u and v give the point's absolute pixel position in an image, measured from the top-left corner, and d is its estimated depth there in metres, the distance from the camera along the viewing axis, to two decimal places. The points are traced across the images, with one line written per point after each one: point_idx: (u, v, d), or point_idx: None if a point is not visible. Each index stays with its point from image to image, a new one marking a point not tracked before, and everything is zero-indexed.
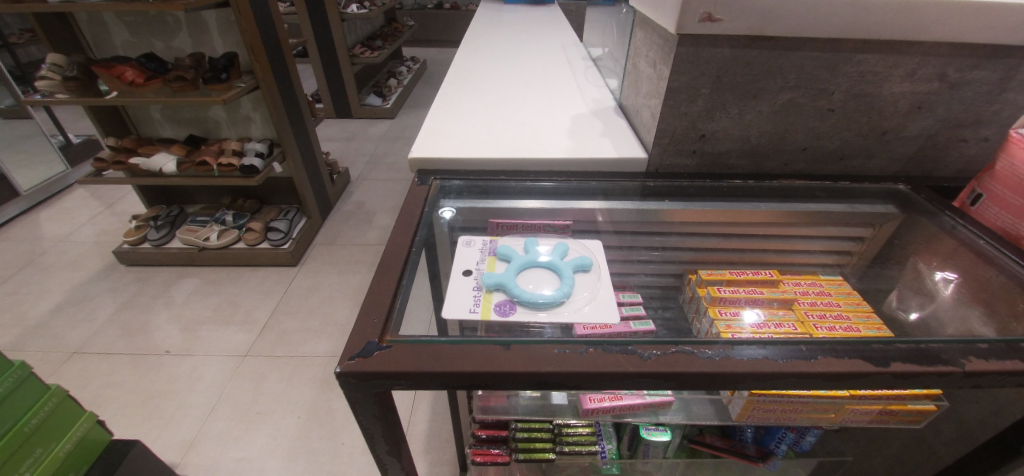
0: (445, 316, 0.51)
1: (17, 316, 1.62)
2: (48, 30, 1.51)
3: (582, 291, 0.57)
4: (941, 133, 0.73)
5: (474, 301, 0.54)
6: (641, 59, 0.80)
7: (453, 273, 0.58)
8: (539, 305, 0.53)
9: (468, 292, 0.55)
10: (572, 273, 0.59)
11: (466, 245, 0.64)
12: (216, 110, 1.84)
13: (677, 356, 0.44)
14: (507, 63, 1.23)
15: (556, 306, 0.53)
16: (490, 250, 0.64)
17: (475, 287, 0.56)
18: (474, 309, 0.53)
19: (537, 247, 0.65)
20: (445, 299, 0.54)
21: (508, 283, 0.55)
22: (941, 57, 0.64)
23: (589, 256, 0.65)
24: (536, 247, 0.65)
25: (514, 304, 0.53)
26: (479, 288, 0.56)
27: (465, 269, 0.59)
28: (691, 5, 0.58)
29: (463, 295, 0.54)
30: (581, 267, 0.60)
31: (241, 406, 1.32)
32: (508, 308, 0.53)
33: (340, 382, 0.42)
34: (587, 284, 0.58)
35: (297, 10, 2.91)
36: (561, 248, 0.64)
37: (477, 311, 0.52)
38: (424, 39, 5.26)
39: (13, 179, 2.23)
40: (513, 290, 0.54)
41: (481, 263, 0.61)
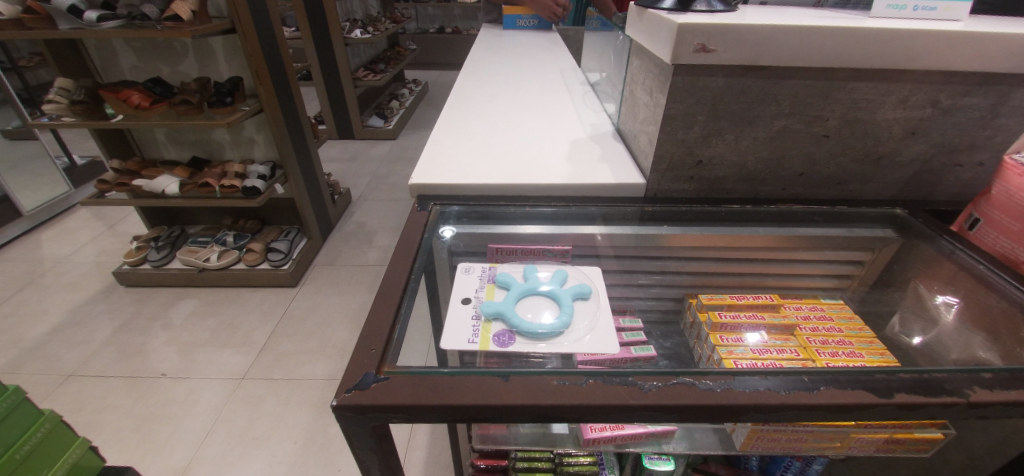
0: (444, 346, 0.50)
1: (13, 337, 1.61)
2: (58, 55, 1.54)
3: (582, 320, 0.57)
4: (935, 158, 0.74)
5: (473, 331, 0.53)
6: (638, 86, 0.82)
7: (452, 301, 0.59)
8: (537, 335, 0.53)
9: (466, 321, 0.55)
10: (571, 301, 0.59)
11: (466, 272, 0.64)
12: (220, 133, 1.87)
13: (679, 388, 0.43)
14: (506, 88, 1.26)
15: (554, 337, 0.52)
16: (489, 278, 0.64)
17: (474, 316, 0.56)
18: (473, 339, 0.52)
19: (536, 274, 0.65)
20: (444, 328, 0.54)
21: (506, 313, 0.55)
22: (933, 84, 0.65)
23: (587, 282, 0.65)
24: (535, 274, 0.65)
25: (512, 333, 0.53)
26: (478, 317, 0.56)
27: (464, 297, 0.59)
28: (685, 36, 0.59)
29: (462, 325, 0.54)
30: (580, 294, 0.60)
31: (236, 430, 1.30)
32: (507, 339, 0.52)
33: (336, 415, 0.42)
34: (588, 313, 0.58)
35: (302, 35, 2.99)
36: (560, 276, 0.64)
37: (476, 342, 0.52)
38: (427, 62, 5.38)
39: (17, 200, 2.25)
40: (512, 320, 0.54)
41: (480, 291, 0.61)
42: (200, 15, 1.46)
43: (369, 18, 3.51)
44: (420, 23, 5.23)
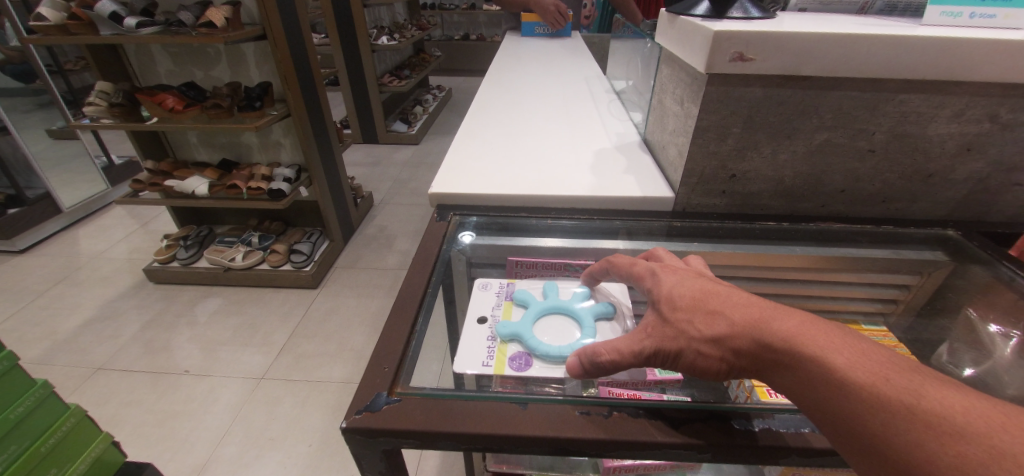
0: (457, 369, 0.48)
1: (48, 330, 1.67)
2: (99, 59, 1.61)
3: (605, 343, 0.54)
4: (991, 177, 0.68)
5: (487, 354, 0.51)
6: (667, 95, 0.79)
7: (467, 321, 0.56)
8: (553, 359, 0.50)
9: (481, 343, 0.53)
10: (592, 323, 0.56)
11: (483, 288, 0.63)
12: (249, 136, 1.92)
13: (712, 428, 0.40)
14: (529, 96, 1.24)
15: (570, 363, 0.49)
16: (506, 296, 0.61)
17: (489, 337, 0.54)
18: (488, 362, 0.50)
19: (557, 292, 0.62)
20: (458, 349, 0.52)
21: (522, 334, 0.53)
22: (992, 97, 0.60)
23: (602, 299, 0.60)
24: (555, 291, 0.62)
25: (526, 356, 0.50)
26: (494, 339, 0.53)
27: (480, 316, 0.57)
28: (722, 44, 0.56)
29: (476, 347, 0.52)
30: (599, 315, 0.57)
31: (254, 430, 1.31)
32: (523, 363, 0.50)
33: (346, 437, 0.40)
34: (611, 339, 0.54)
35: (330, 41, 3.06)
36: (582, 294, 0.61)
37: (491, 365, 0.49)
38: (451, 69, 5.43)
39: (58, 197, 2.35)
40: (529, 343, 0.52)
41: (497, 310, 0.58)
42: (234, 22, 1.51)
43: (396, 25, 3.57)
44: (446, 30, 5.31)
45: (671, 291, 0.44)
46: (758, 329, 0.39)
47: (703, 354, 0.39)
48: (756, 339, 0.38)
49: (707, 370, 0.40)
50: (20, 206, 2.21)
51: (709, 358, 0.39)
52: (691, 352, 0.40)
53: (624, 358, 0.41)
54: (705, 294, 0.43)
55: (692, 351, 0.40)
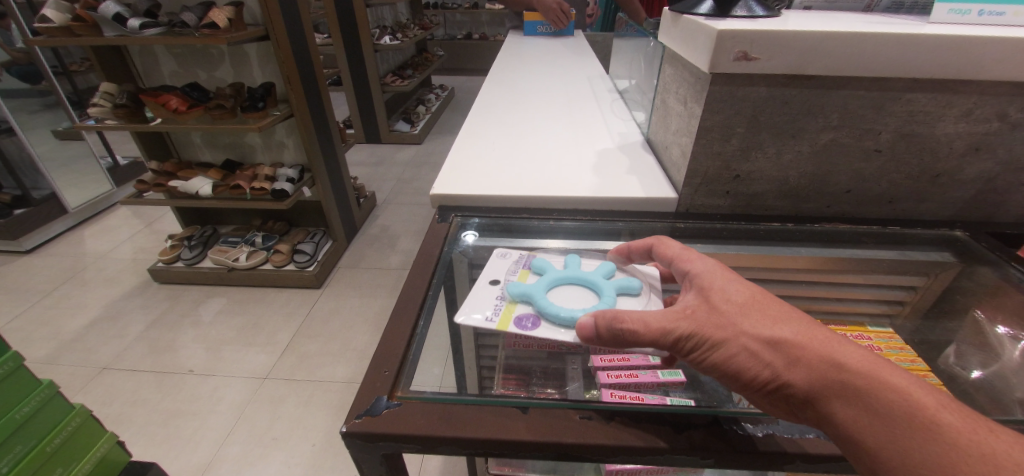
0: (457, 320, 0.50)
1: (54, 330, 1.69)
2: (104, 60, 1.62)
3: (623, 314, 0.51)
4: (1000, 177, 0.67)
5: (493, 310, 0.51)
6: (670, 95, 0.78)
7: (479, 282, 0.57)
8: (558, 320, 0.49)
9: (490, 300, 0.53)
10: (613, 294, 0.53)
11: (501, 256, 0.62)
12: (253, 136, 1.92)
13: (715, 433, 0.40)
14: (531, 96, 1.24)
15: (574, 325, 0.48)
16: (524, 264, 0.60)
17: (498, 296, 0.54)
18: (492, 317, 0.50)
19: (579, 265, 0.60)
20: (464, 304, 0.52)
21: (534, 295, 0.52)
22: (1001, 96, 0.59)
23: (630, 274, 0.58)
24: (577, 264, 0.60)
25: (533, 317, 0.50)
26: (503, 297, 0.53)
27: (493, 279, 0.57)
28: (725, 43, 0.56)
29: (484, 303, 0.52)
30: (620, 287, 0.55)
31: (258, 429, 1.31)
32: (528, 323, 0.49)
33: (346, 442, 0.40)
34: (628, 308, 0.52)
35: (333, 42, 3.06)
36: (608, 268, 0.59)
37: (495, 320, 0.49)
38: (453, 68, 5.42)
39: (64, 197, 2.37)
40: (538, 303, 0.51)
41: (511, 274, 0.58)
42: (236, 23, 1.51)
43: (398, 25, 3.58)
44: (448, 29, 5.31)
45: (723, 286, 0.44)
46: (804, 343, 0.38)
47: (751, 349, 0.39)
48: (799, 351, 0.38)
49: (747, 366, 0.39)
50: (26, 206, 2.23)
51: (744, 357, 0.39)
52: (727, 349, 0.39)
53: (652, 333, 0.40)
54: (759, 299, 0.42)
55: (729, 347, 0.39)
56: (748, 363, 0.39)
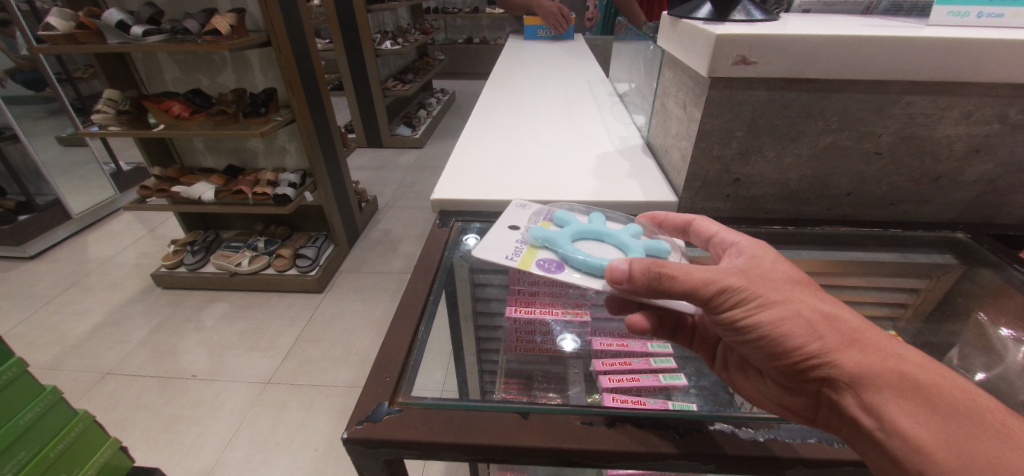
0: (477, 254, 0.54)
1: (57, 335, 1.69)
2: (107, 67, 1.63)
3: None
4: (1001, 178, 0.67)
5: (515, 251, 0.54)
6: (670, 99, 0.78)
7: (500, 226, 0.60)
8: (582, 265, 0.50)
9: (511, 243, 0.56)
10: (640, 254, 0.52)
11: (522, 208, 0.65)
12: (254, 142, 1.93)
13: (716, 437, 0.40)
14: (532, 100, 1.24)
15: (597, 270, 0.49)
16: (546, 217, 0.62)
17: (520, 240, 0.57)
18: (513, 257, 0.53)
19: (603, 223, 0.60)
20: (485, 243, 0.56)
21: (558, 243, 0.54)
22: (1000, 98, 0.59)
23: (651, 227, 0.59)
24: (602, 223, 0.60)
25: (557, 262, 0.52)
26: (525, 242, 0.56)
27: (515, 226, 0.60)
28: (724, 48, 0.56)
29: (506, 245, 0.56)
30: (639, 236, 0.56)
31: (260, 434, 1.31)
32: (550, 267, 0.51)
33: (347, 448, 0.40)
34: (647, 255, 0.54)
35: (335, 47, 3.08)
36: (636, 229, 0.57)
37: (515, 260, 0.53)
38: (455, 72, 5.44)
39: (67, 203, 2.38)
40: (560, 250, 0.53)
41: (533, 223, 0.60)
42: (239, 29, 1.52)
43: (400, 30, 3.60)
44: (449, 34, 5.33)
45: (778, 266, 0.45)
46: (854, 324, 0.40)
47: (802, 316, 0.40)
48: (849, 329, 0.39)
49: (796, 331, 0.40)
50: (30, 212, 2.24)
51: (792, 321, 0.40)
52: (778, 313, 0.40)
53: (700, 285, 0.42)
54: (813, 285, 0.44)
55: (780, 310, 0.40)
56: (796, 329, 0.40)
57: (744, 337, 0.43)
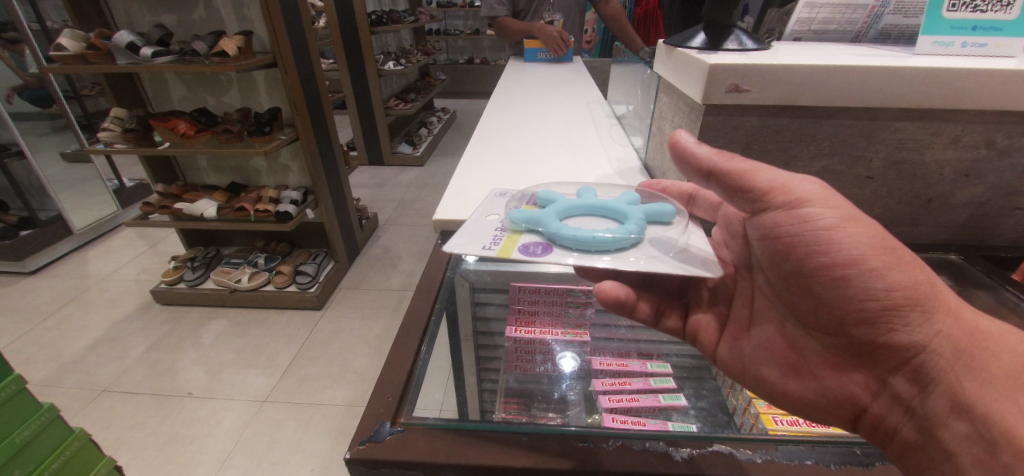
0: (448, 248, 0.47)
1: (54, 352, 1.68)
2: (115, 86, 1.66)
3: (656, 241, 0.49)
4: (992, 201, 0.69)
5: (493, 240, 0.49)
6: (666, 123, 0.80)
7: (477, 215, 0.57)
8: (593, 245, 0.47)
9: (490, 231, 0.52)
10: (641, 220, 0.51)
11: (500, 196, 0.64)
12: (258, 160, 1.96)
13: (715, 457, 0.40)
14: (531, 121, 1.27)
15: (607, 245, 0.47)
16: (529, 200, 0.61)
17: (498, 227, 0.53)
18: (491, 246, 0.48)
19: (591, 197, 0.59)
20: (458, 236, 0.51)
21: (538, 223, 0.50)
22: (987, 124, 0.61)
23: (650, 195, 0.61)
24: (590, 197, 0.59)
25: (542, 245, 0.48)
26: (504, 228, 0.52)
27: (492, 214, 0.57)
28: (718, 76, 0.58)
29: (484, 234, 0.51)
30: (632, 203, 0.56)
31: (256, 454, 1.29)
32: (536, 249, 0.47)
33: (349, 468, 0.40)
34: (648, 219, 0.53)
35: (339, 67, 3.15)
36: (630, 199, 0.57)
37: (494, 249, 0.47)
38: (456, 92, 5.53)
39: (69, 218, 2.39)
40: (547, 230, 0.49)
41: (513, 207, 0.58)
42: (245, 51, 1.56)
43: (402, 51, 3.68)
44: (451, 54, 5.46)
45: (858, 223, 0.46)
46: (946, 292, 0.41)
47: (906, 262, 0.40)
48: (943, 294, 0.41)
49: (898, 274, 0.40)
50: (31, 228, 2.24)
51: (898, 262, 0.40)
52: (889, 252, 0.40)
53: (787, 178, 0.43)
54: None
55: (892, 250, 0.40)
56: (898, 271, 0.40)
57: (841, 272, 0.42)
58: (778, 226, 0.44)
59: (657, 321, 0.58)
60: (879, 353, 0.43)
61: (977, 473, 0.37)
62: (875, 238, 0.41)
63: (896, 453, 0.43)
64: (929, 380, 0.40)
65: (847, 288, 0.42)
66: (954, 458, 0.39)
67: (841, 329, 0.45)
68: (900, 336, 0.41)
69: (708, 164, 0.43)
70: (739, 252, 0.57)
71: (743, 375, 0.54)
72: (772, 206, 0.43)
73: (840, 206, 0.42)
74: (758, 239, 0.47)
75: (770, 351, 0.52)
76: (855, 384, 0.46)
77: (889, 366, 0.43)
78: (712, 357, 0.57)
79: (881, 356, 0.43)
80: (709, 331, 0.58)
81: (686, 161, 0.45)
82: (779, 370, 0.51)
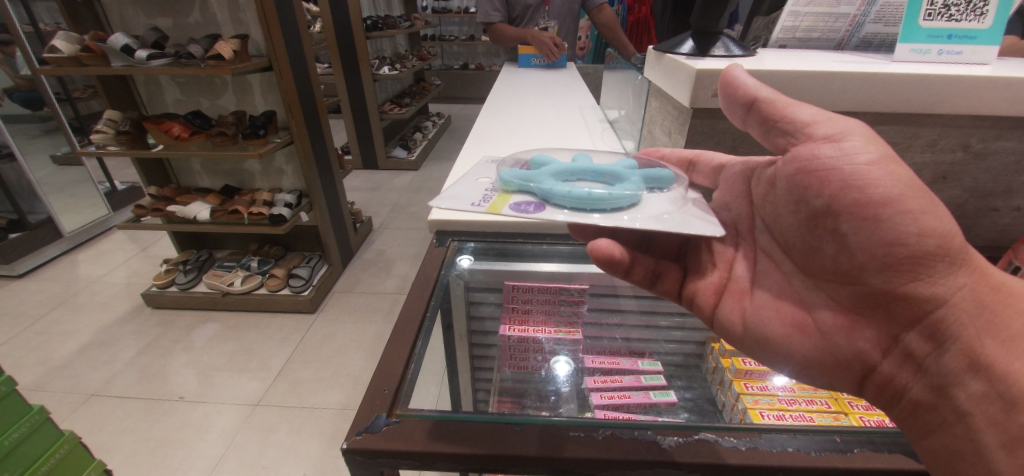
0: (433, 204, 0.51)
1: (43, 356, 1.66)
2: (109, 89, 1.66)
3: (653, 202, 0.50)
4: (968, 203, 0.71)
5: (481, 198, 0.52)
6: (657, 126, 0.83)
7: (468, 178, 0.59)
8: (587, 203, 0.48)
9: (480, 191, 0.55)
10: (639, 183, 0.52)
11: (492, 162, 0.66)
12: (252, 163, 1.96)
13: (700, 444, 0.42)
14: (526, 125, 1.29)
15: (603, 203, 0.48)
16: (523, 164, 0.62)
17: (490, 188, 0.55)
18: (480, 204, 0.51)
19: (586, 161, 0.60)
20: (444, 195, 0.54)
21: (532, 183, 0.52)
22: (962, 128, 0.64)
23: (648, 160, 0.62)
24: (585, 161, 0.60)
25: (535, 203, 0.49)
26: (496, 189, 0.54)
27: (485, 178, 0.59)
28: (704, 81, 0.61)
29: (474, 193, 0.54)
30: (629, 167, 0.57)
31: (248, 458, 1.29)
32: (527, 206, 0.49)
33: (345, 459, 0.41)
34: (646, 182, 0.54)
35: (334, 71, 3.16)
36: (628, 163, 0.58)
37: (483, 206, 0.50)
38: (451, 96, 5.55)
39: (60, 221, 2.37)
40: (540, 190, 0.50)
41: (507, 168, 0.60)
42: (241, 55, 1.57)
43: (398, 56, 3.70)
44: (446, 60, 5.49)
45: None
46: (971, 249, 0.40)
47: (941, 209, 0.39)
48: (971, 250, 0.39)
49: (932, 220, 0.38)
50: (20, 230, 2.22)
51: (934, 207, 0.38)
52: (926, 195, 0.39)
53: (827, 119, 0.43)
54: None
55: (932, 193, 0.38)
56: (931, 217, 0.38)
57: (874, 211, 0.39)
58: (817, 158, 0.42)
59: (652, 283, 0.56)
60: (898, 305, 0.41)
61: (990, 434, 0.36)
62: (912, 181, 0.39)
63: (901, 415, 0.42)
64: (947, 335, 0.39)
65: (876, 232, 0.40)
66: (967, 418, 0.38)
67: (858, 280, 0.43)
68: (924, 287, 0.39)
69: (753, 93, 0.45)
70: (740, 214, 0.56)
71: (744, 337, 0.51)
72: (811, 139, 0.43)
73: (882, 146, 0.40)
74: (789, 176, 0.46)
75: (777, 310, 0.50)
76: (865, 341, 0.44)
77: (906, 320, 0.41)
78: (710, 322, 0.54)
79: (897, 308, 0.41)
80: (707, 294, 0.54)
81: (733, 90, 0.47)
82: (785, 330, 0.49)
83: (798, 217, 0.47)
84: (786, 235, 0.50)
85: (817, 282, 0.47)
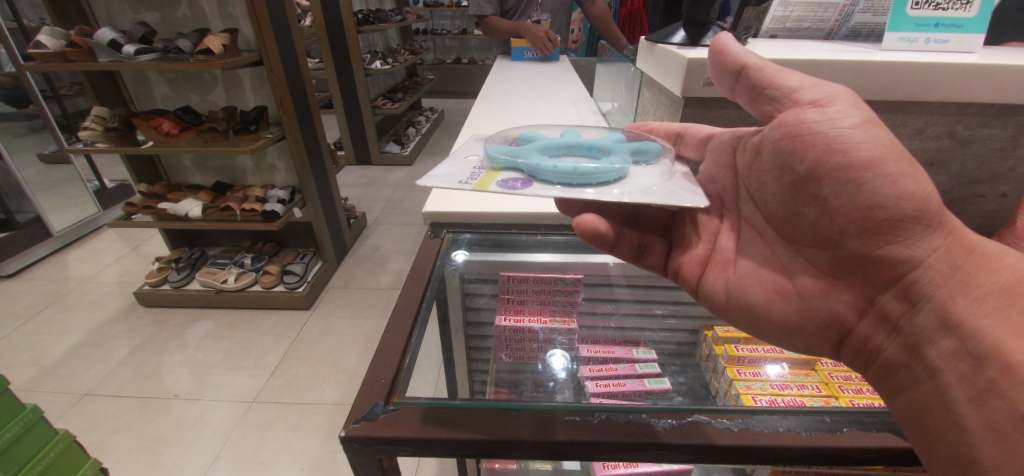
0: (421, 183, 0.51)
1: (35, 356, 1.65)
2: (96, 85, 1.64)
3: (641, 177, 0.51)
4: (955, 190, 0.73)
5: (470, 177, 0.52)
6: (649, 116, 0.83)
7: (456, 156, 0.59)
8: (576, 178, 0.48)
9: (468, 169, 0.55)
10: (627, 159, 0.53)
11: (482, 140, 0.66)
12: (244, 159, 1.94)
13: (693, 426, 0.43)
14: (519, 117, 1.29)
15: (591, 178, 0.48)
16: (511, 141, 0.63)
17: (478, 166, 0.55)
18: (467, 182, 0.51)
19: (575, 138, 0.60)
20: (431, 174, 0.53)
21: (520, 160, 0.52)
22: (948, 116, 0.65)
23: (636, 134, 0.63)
24: (573, 137, 0.61)
25: (522, 179, 0.50)
26: (484, 166, 0.54)
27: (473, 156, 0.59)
28: (695, 70, 0.61)
29: (462, 171, 0.54)
30: (616, 142, 0.58)
31: (245, 454, 1.29)
32: (515, 183, 0.49)
33: (344, 446, 0.41)
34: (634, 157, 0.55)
35: (325, 66, 3.13)
36: (616, 139, 0.59)
37: (470, 184, 0.50)
38: (444, 91, 5.52)
39: (48, 220, 2.34)
40: (528, 168, 0.51)
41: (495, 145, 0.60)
42: (231, 49, 1.55)
43: (389, 50, 3.67)
44: (438, 54, 5.45)
45: None
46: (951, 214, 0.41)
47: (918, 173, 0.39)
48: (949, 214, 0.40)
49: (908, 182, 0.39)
50: (8, 230, 2.19)
51: (914, 171, 0.39)
52: (906, 160, 0.39)
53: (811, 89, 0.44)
54: None
55: (912, 157, 0.39)
56: (910, 180, 0.39)
57: (852, 174, 0.40)
58: (802, 122, 0.43)
59: (639, 257, 0.57)
60: (875, 267, 0.42)
61: (958, 388, 0.36)
62: (893, 144, 0.40)
63: (876, 375, 0.43)
64: (921, 296, 0.39)
65: (856, 195, 0.41)
66: (938, 375, 0.38)
67: (838, 244, 0.44)
68: (900, 249, 0.40)
69: (742, 60, 0.46)
70: (725, 187, 0.57)
71: (728, 306, 0.52)
72: (795, 104, 0.44)
73: (865, 110, 0.41)
74: (775, 142, 0.47)
75: (760, 278, 0.51)
76: (843, 303, 0.45)
77: (883, 282, 0.42)
78: (695, 292, 0.55)
79: (875, 270, 0.42)
80: (692, 266, 0.55)
81: (723, 56, 0.48)
82: (767, 296, 0.50)
83: (782, 185, 0.48)
84: (770, 205, 0.51)
85: (800, 249, 0.48)
